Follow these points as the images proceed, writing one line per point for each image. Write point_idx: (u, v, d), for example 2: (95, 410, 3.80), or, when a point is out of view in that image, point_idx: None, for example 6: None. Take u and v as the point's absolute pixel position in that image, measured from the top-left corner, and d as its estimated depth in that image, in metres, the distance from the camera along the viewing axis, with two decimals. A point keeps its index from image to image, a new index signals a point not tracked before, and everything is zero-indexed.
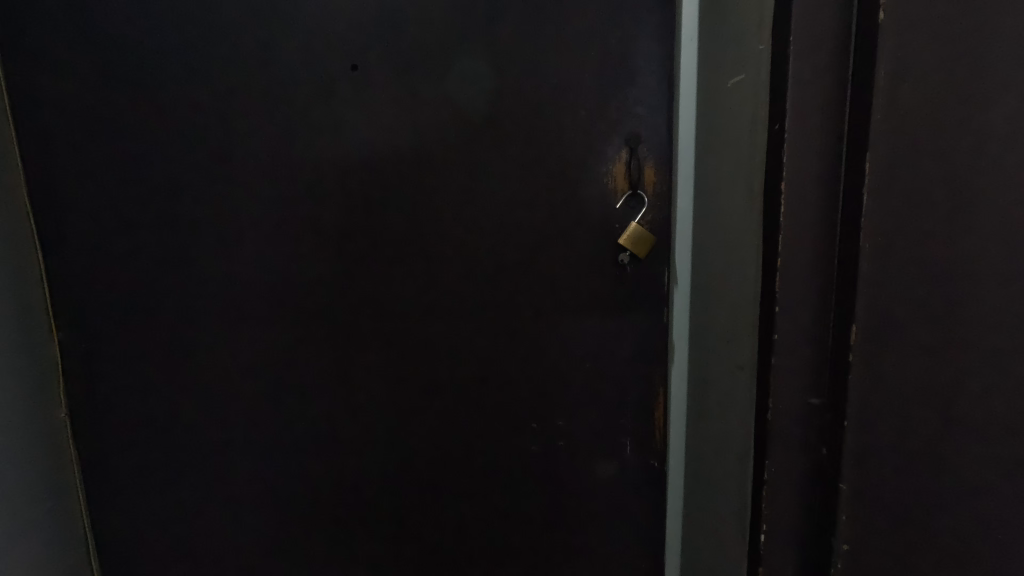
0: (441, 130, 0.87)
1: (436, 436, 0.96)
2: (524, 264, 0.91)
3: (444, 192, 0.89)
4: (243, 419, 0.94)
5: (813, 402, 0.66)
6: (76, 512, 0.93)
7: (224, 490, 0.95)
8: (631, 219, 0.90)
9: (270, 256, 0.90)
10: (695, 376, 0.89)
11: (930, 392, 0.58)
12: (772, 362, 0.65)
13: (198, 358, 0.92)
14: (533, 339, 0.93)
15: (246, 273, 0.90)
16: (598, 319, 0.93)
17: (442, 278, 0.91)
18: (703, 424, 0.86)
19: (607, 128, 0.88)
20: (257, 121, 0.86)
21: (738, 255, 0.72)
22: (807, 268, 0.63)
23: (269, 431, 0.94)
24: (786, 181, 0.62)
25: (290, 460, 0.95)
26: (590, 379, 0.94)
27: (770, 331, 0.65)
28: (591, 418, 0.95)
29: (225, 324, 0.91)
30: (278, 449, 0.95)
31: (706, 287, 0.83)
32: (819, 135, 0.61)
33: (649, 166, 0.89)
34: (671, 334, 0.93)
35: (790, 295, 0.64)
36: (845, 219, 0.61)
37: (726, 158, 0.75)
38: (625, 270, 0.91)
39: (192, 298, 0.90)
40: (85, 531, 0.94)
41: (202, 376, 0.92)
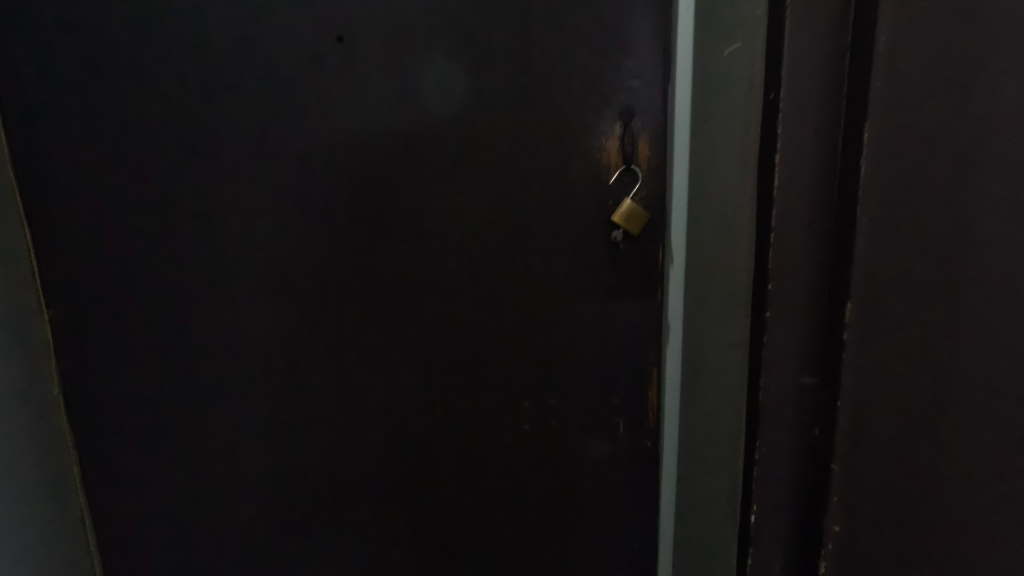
0: (430, 106, 0.85)
1: (428, 417, 0.95)
2: (517, 243, 0.89)
3: (434, 169, 0.87)
4: (236, 402, 0.94)
5: (806, 381, 0.65)
6: (74, 498, 0.94)
7: (218, 475, 0.96)
8: (625, 195, 0.87)
9: (258, 237, 0.89)
10: (688, 357, 0.87)
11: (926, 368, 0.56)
12: (765, 341, 0.64)
13: (190, 342, 0.92)
14: (527, 319, 0.92)
15: (234, 255, 0.89)
16: (591, 299, 0.91)
17: (432, 258, 0.90)
18: (696, 404, 0.84)
19: (600, 102, 0.85)
20: (242, 98, 0.84)
21: (731, 232, 0.70)
22: (801, 245, 0.61)
23: (261, 415, 0.94)
24: (780, 152, 0.60)
25: (283, 443, 0.95)
26: (583, 360, 0.93)
27: (763, 310, 0.63)
28: (584, 400, 0.95)
29: (215, 307, 0.91)
30: (272, 432, 0.95)
31: (700, 265, 0.81)
32: (816, 104, 0.59)
33: (643, 139, 0.86)
34: (665, 314, 0.91)
35: (783, 273, 0.62)
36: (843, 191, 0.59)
37: (720, 130, 0.72)
38: (619, 248, 0.89)
39: (181, 281, 0.89)
40: (82, 518, 0.95)
41: (193, 359, 0.92)
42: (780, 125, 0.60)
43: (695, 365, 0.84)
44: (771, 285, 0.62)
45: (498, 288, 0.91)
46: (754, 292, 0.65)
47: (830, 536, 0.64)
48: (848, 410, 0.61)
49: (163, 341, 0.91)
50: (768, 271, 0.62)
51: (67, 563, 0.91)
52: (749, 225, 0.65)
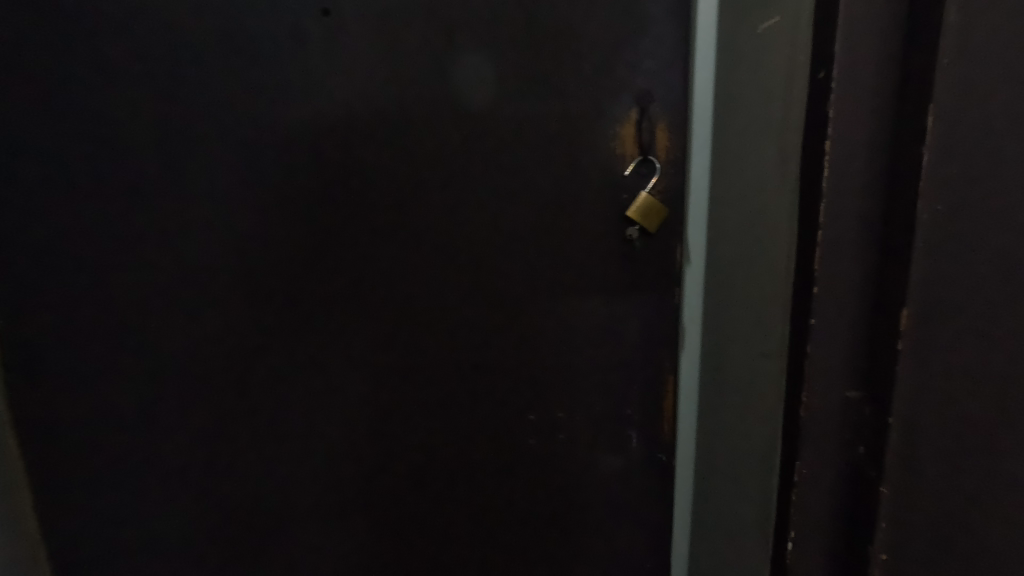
0: (429, 90, 0.77)
1: (426, 430, 0.88)
2: (523, 242, 0.82)
3: (433, 160, 0.79)
4: (214, 420, 0.84)
5: (850, 396, 0.58)
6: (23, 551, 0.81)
7: (194, 504, 0.87)
8: (642, 188, 0.80)
9: (235, 235, 0.79)
10: (709, 364, 0.81)
11: (985, 379, 0.51)
12: (809, 352, 0.57)
13: (159, 357, 0.82)
14: (532, 324, 0.84)
15: (210, 256, 0.79)
16: (603, 302, 0.84)
17: (429, 257, 0.82)
18: (719, 415, 0.78)
19: (615, 86, 0.78)
20: (216, 79, 0.75)
21: (767, 229, 0.63)
22: (851, 244, 0.55)
23: (241, 433, 0.85)
24: (831, 140, 0.53)
25: (265, 464, 0.87)
26: (593, 368, 0.86)
27: (808, 318, 0.57)
28: (594, 411, 0.87)
29: (188, 316, 0.81)
30: (253, 452, 0.86)
31: (727, 265, 0.74)
32: (874, 83, 0.52)
33: (661, 126, 0.79)
34: (682, 318, 0.84)
35: (832, 275, 0.55)
36: (900, 182, 0.52)
37: (753, 116, 0.65)
38: (633, 246, 0.82)
39: (150, 288, 0.80)
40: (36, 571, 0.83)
41: (164, 375, 0.82)
42: (831, 107, 0.52)
43: (718, 373, 0.77)
44: (817, 289, 0.56)
45: (503, 291, 0.83)
46: (795, 297, 0.58)
47: (877, 565, 0.57)
48: (899, 428, 0.55)
49: (128, 355, 0.81)
50: (815, 273, 0.56)
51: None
52: (789, 221, 0.59)
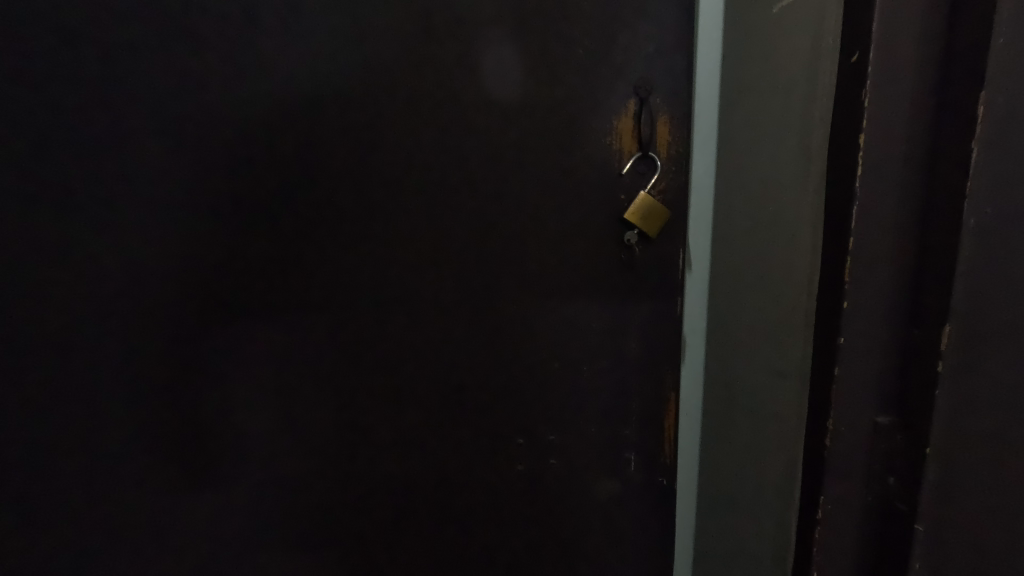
0: (401, 78, 0.67)
1: (401, 461, 0.78)
2: (509, 248, 0.73)
3: (407, 158, 0.69)
4: (152, 462, 0.72)
5: (880, 420, 0.52)
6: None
7: (129, 557, 0.74)
8: (641, 187, 0.72)
9: (173, 252, 0.67)
10: (716, 380, 0.74)
11: None
12: (837, 374, 0.51)
13: (78, 395, 0.69)
14: (520, 339, 0.75)
15: (142, 277, 0.68)
16: (598, 314, 0.75)
17: (404, 268, 0.72)
18: (727, 434, 0.72)
19: (611, 73, 0.69)
20: (141, 76, 0.64)
21: (787, 233, 0.57)
22: (886, 250, 0.48)
23: (187, 473, 0.73)
24: (865, 133, 0.46)
25: (220, 505, 0.75)
26: (588, 385, 0.77)
27: (836, 335, 0.50)
28: (590, 433, 0.79)
29: (117, 346, 0.68)
30: (206, 492, 0.75)
31: (738, 275, 0.67)
32: (916, 66, 0.45)
33: (662, 118, 0.71)
34: (683, 330, 0.76)
35: (864, 286, 0.49)
36: (942, 180, 0.45)
37: (771, 108, 0.59)
38: (632, 252, 0.74)
39: (69, 318, 0.67)
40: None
41: (86, 419, 0.70)
42: (868, 95, 0.46)
43: (727, 390, 0.71)
44: (848, 303, 0.49)
45: (487, 303, 0.74)
46: (819, 311, 0.52)
47: None
48: (937, 461, 0.48)
49: (38, 397, 0.68)
50: (845, 285, 0.49)
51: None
52: (811, 229, 0.53)
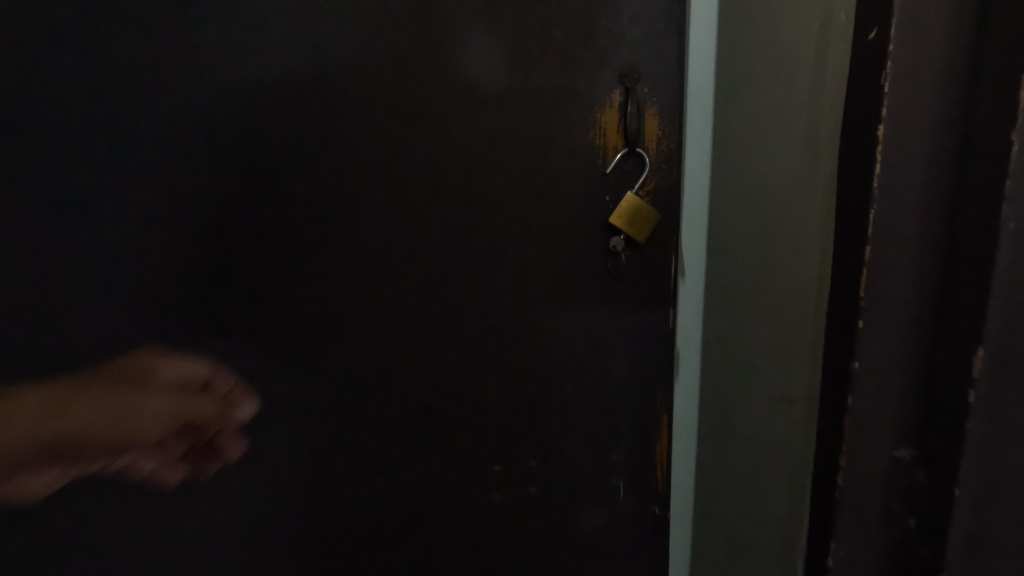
0: (359, 66, 0.60)
1: (368, 486, 0.71)
2: (483, 255, 0.66)
3: (368, 155, 0.62)
4: (95, 492, 0.65)
5: (900, 455, 0.44)
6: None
7: None
8: (629, 187, 0.64)
9: (137, 244, 0.61)
10: (713, 398, 0.67)
11: None
12: (850, 404, 0.44)
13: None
14: (496, 355, 0.68)
15: (114, 253, 0.60)
16: (581, 326, 0.68)
17: (366, 277, 0.65)
18: (726, 457, 0.65)
19: (593, 61, 0.62)
20: (73, 40, 0.56)
21: (797, 238, 0.50)
22: (908, 260, 0.40)
23: (133, 502, 0.67)
24: (884, 125, 0.40)
25: (188, 517, 0.69)
26: (570, 406, 0.69)
27: (851, 358, 0.43)
28: (574, 458, 0.71)
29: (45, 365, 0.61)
30: (152, 524, 0.68)
31: (738, 289, 0.61)
32: (946, 40, 0.37)
33: (651, 112, 0.63)
34: (676, 344, 0.69)
35: (885, 304, 0.42)
36: (974, 173, 0.36)
37: (777, 98, 0.53)
38: (619, 260, 0.65)
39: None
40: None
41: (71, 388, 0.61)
42: (886, 80, 0.39)
43: (726, 410, 0.64)
44: (863, 322, 0.42)
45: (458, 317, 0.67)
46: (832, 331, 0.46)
47: None
48: (966, 507, 0.39)
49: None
50: (861, 301, 0.42)
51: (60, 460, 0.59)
52: (819, 239, 0.47)
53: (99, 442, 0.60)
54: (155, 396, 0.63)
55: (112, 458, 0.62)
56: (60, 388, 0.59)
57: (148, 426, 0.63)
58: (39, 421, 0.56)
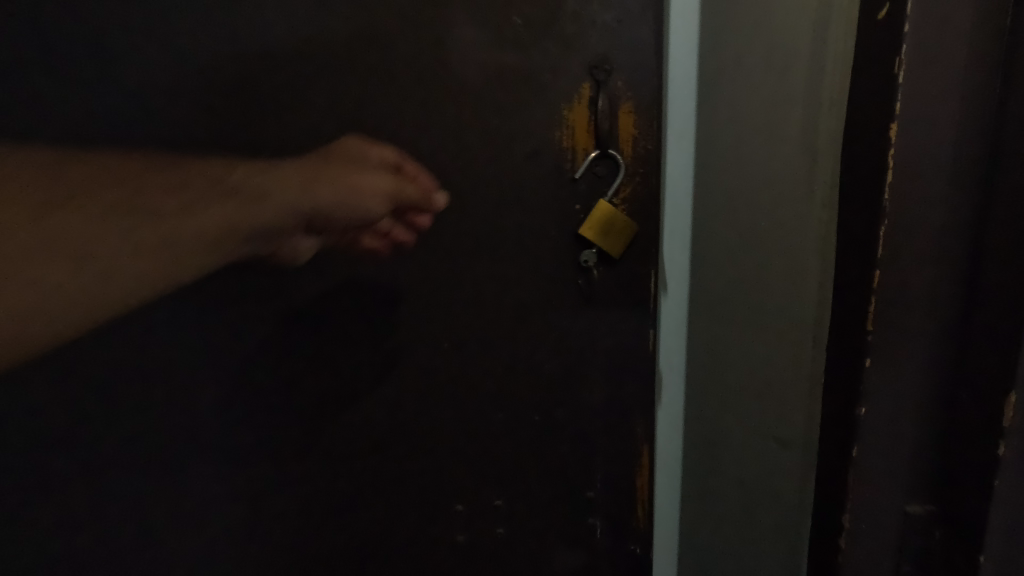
0: (264, 37, 0.48)
1: (306, 535, 0.60)
2: (434, 274, 0.55)
3: (283, 145, 0.49)
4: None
5: (912, 510, 0.37)
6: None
7: None
8: (601, 195, 0.53)
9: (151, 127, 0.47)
10: (701, 427, 0.59)
11: None
12: (853, 454, 0.37)
13: None
14: (450, 386, 0.58)
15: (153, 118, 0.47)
16: (552, 350, 0.57)
17: (285, 300, 0.53)
18: (715, 491, 0.58)
19: (557, 33, 0.50)
20: None
21: (797, 250, 0.44)
22: (924, 286, 0.33)
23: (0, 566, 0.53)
24: (896, 123, 0.32)
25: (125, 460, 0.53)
26: (539, 438, 0.60)
27: (857, 404, 0.36)
28: (545, 495, 0.62)
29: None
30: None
31: (722, 309, 0.54)
32: (970, 20, 0.31)
33: (625, 108, 0.52)
34: (659, 369, 0.60)
35: (895, 337, 0.34)
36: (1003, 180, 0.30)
37: (772, 89, 0.45)
38: (591, 278, 0.55)
39: None
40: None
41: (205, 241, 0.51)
42: (901, 67, 0.32)
43: (715, 440, 0.57)
44: (870, 360, 0.35)
45: (402, 345, 0.56)
46: (831, 365, 0.38)
47: None
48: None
49: None
50: (869, 335, 0.35)
51: (146, 262, 0.37)
52: (819, 264, 0.41)
53: (164, 255, 0.38)
54: (269, 196, 0.43)
55: (239, 233, 0.42)
56: (196, 173, 0.42)
57: (262, 209, 0.43)
58: (122, 207, 0.36)
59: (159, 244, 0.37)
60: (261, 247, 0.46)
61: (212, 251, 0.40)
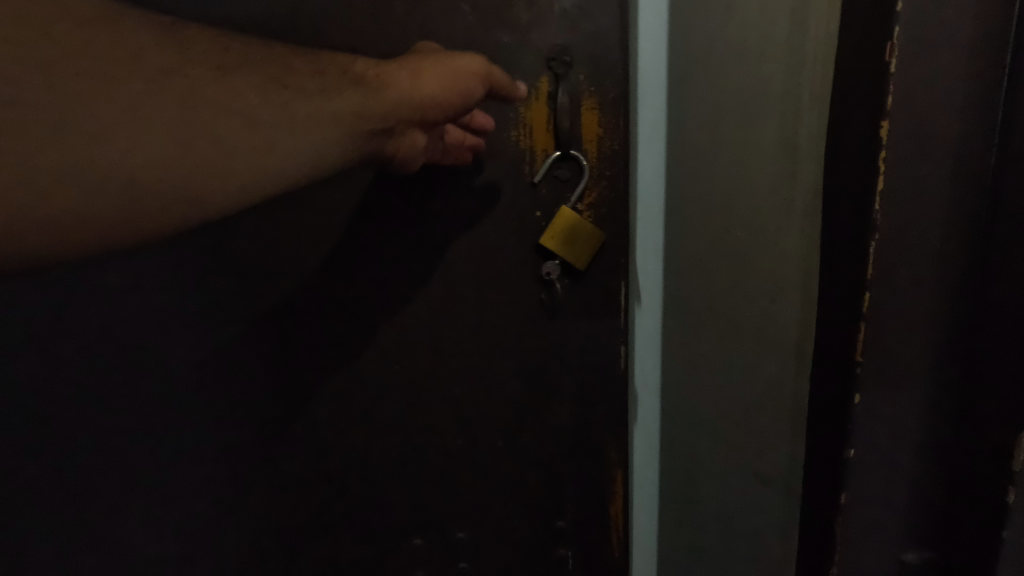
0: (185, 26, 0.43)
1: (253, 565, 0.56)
2: (385, 291, 0.50)
3: None
4: None
5: (908, 561, 0.32)
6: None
7: None
8: (564, 202, 0.49)
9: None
10: (678, 453, 0.54)
11: None
12: (843, 501, 0.32)
13: None
14: (406, 411, 0.53)
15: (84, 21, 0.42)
16: (514, 371, 0.53)
17: (224, 321, 0.49)
18: (693, 521, 0.54)
19: (509, 23, 0.45)
20: None
21: (777, 264, 0.39)
22: (917, 312, 0.29)
23: None
24: (889, 120, 0.27)
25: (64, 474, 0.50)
26: (502, 466, 0.55)
27: (843, 447, 0.31)
28: (511, 528, 0.56)
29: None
30: None
31: (698, 325, 0.49)
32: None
33: (588, 104, 0.47)
34: (632, 390, 0.55)
35: (887, 369, 0.30)
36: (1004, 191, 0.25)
37: (750, 83, 0.41)
38: (553, 293, 0.50)
39: None
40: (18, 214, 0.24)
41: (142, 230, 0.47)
42: (893, 53, 0.27)
43: (693, 467, 0.52)
44: (859, 398, 0.30)
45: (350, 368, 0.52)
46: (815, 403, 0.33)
47: None
48: None
49: None
50: (857, 369, 0.30)
51: (290, 139, 0.30)
52: (800, 277, 0.37)
53: (320, 123, 0.31)
54: (388, 86, 0.35)
55: (362, 124, 0.33)
56: (295, 57, 0.32)
57: (384, 98, 0.35)
58: (266, 76, 0.30)
59: (285, 127, 0.29)
60: (391, 142, 0.37)
61: (342, 153, 0.33)
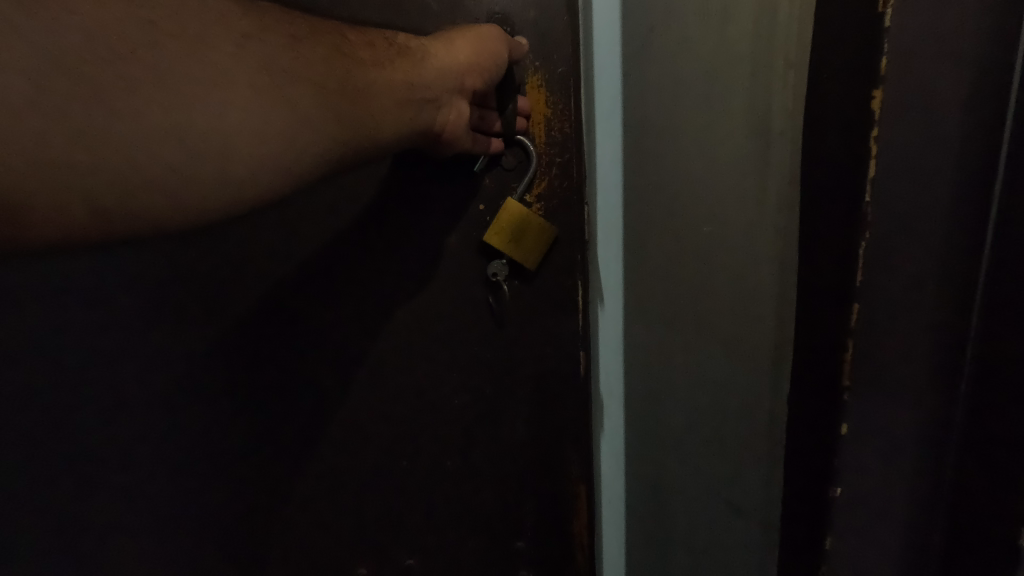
0: None
1: None
2: (309, 298, 0.44)
3: None
4: None
5: None
6: (64, 167, 0.23)
7: None
8: (511, 193, 0.43)
9: None
10: (647, 463, 0.50)
11: None
12: (829, 543, 0.29)
13: None
14: (345, 428, 0.48)
15: None
16: (462, 382, 0.47)
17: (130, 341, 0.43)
18: (667, 537, 0.49)
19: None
20: None
21: (750, 261, 0.34)
22: (909, 321, 0.24)
23: None
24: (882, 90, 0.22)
25: None
26: (454, 484, 0.49)
27: (830, 484, 0.28)
28: (468, 551, 0.51)
29: None
30: None
31: (665, 327, 0.44)
32: None
33: (534, 82, 0.41)
34: (596, 397, 0.50)
35: (876, 394, 0.26)
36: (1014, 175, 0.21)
37: (712, 49, 0.35)
38: (501, 294, 0.45)
39: None
40: (137, 178, 0.24)
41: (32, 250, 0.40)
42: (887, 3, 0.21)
43: (663, 478, 0.48)
44: (848, 429, 0.27)
45: (275, 388, 0.46)
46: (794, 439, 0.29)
47: None
48: None
49: None
50: (845, 397, 0.26)
51: (355, 106, 0.30)
52: (776, 282, 0.32)
53: (380, 96, 0.31)
54: (429, 56, 0.35)
55: (414, 94, 0.33)
56: (349, 30, 0.33)
57: (428, 69, 0.34)
58: (331, 47, 0.30)
59: (351, 94, 0.30)
60: (436, 117, 0.35)
61: (394, 122, 0.33)
